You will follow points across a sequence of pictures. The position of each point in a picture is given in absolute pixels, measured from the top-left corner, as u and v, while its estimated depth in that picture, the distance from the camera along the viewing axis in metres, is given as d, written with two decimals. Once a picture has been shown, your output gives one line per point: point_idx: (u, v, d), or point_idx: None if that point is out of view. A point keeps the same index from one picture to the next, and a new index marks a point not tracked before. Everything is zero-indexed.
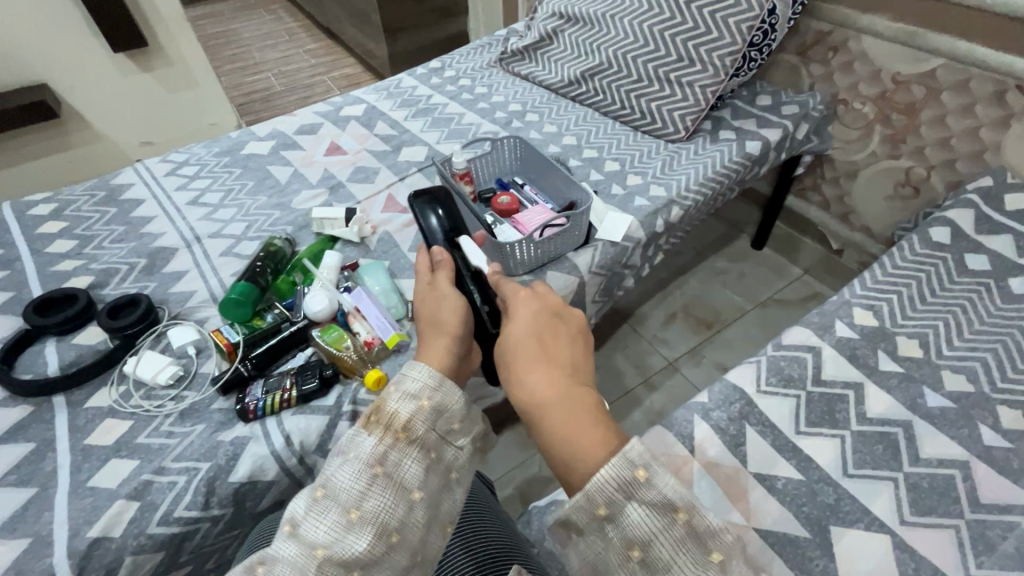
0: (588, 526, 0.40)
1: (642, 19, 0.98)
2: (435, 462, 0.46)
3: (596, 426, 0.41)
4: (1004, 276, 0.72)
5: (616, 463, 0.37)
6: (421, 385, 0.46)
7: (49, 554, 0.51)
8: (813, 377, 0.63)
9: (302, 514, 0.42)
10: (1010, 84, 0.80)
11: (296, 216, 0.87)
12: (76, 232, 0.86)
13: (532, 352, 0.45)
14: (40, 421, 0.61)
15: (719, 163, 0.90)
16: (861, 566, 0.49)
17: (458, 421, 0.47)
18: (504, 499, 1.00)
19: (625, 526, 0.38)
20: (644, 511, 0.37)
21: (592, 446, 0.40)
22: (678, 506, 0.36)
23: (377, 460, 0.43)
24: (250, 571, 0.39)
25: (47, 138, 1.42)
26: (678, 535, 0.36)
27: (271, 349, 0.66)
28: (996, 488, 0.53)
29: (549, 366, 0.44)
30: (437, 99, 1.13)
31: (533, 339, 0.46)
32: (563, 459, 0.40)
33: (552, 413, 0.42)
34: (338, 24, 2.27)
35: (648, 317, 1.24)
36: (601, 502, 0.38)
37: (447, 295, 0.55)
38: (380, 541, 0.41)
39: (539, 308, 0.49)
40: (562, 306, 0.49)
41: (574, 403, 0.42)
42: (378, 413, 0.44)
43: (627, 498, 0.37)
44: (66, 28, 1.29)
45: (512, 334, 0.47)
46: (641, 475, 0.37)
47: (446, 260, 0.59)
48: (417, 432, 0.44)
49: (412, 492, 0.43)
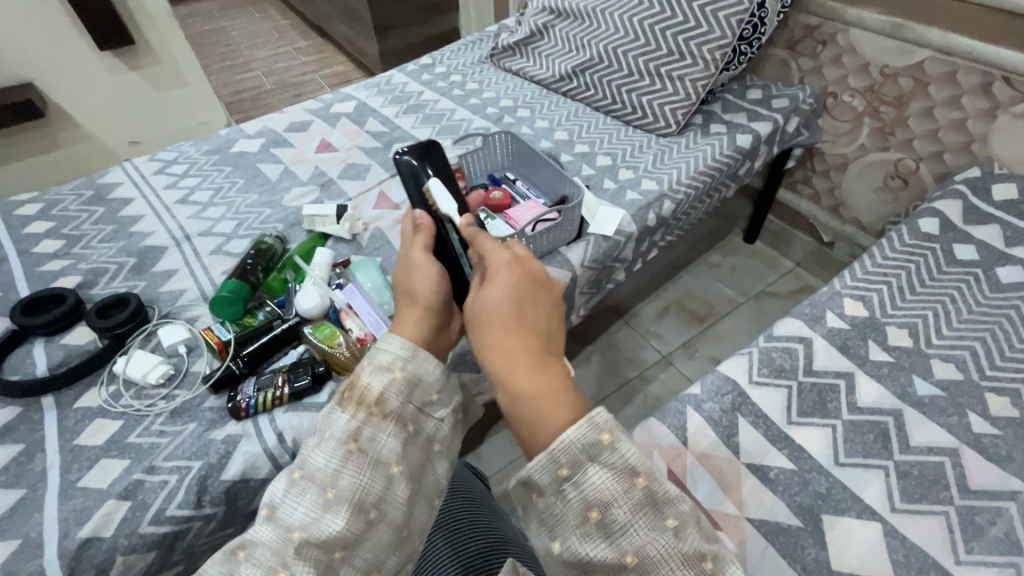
0: (547, 488, 0.37)
1: (633, 14, 0.97)
2: (414, 435, 0.46)
3: (565, 393, 0.39)
4: (992, 265, 0.73)
5: (584, 427, 0.36)
6: (393, 356, 0.47)
7: (38, 555, 0.50)
8: (805, 368, 0.63)
9: (280, 497, 0.42)
10: (997, 75, 0.80)
11: (287, 214, 0.87)
12: (64, 232, 0.85)
13: (508, 315, 0.43)
14: (27, 423, 0.61)
15: (711, 157, 0.90)
16: (851, 554, 0.50)
17: (435, 392, 0.48)
18: (500, 494, 1.00)
19: (584, 488, 0.36)
20: (605, 474, 0.36)
21: (560, 412, 0.38)
22: (639, 471, 0.36)
23: (351, 436, 0.43)
24: (231, 555, 0.40)
25: (30, 136, 1.39)
26: (638, 500, 0.35)
27: (262, 347, 0.66)
28: (984, 474, 0.54)
29: (523, 332, 0.42)
30: (428, 96, 1.12)
31: (511, 305, 0.43)
32: (528, 422, 0.39)
33: (524, 375, 0.40)
34: (327, 22, 2.27)
35: (641, 312, 1.24)
36: (565, 462, 0.36)
37: (420, 263, 0.53)
38: (358, 518, 0.41)
39: (519, 273, 0.46)
40: (543, 274, 0.47)
41: (546, 371, 0.40)
42: (350, 389, 0.46)
43: (590, 459, 0.36)
44: (49, 24, 1.27)
45: (488, 294, 0.44)
46: (606, 437, 0.36)
47: (427, 222, 0.55)
48: (391, 405, 0.45)
49: (390, 466, 0.43)
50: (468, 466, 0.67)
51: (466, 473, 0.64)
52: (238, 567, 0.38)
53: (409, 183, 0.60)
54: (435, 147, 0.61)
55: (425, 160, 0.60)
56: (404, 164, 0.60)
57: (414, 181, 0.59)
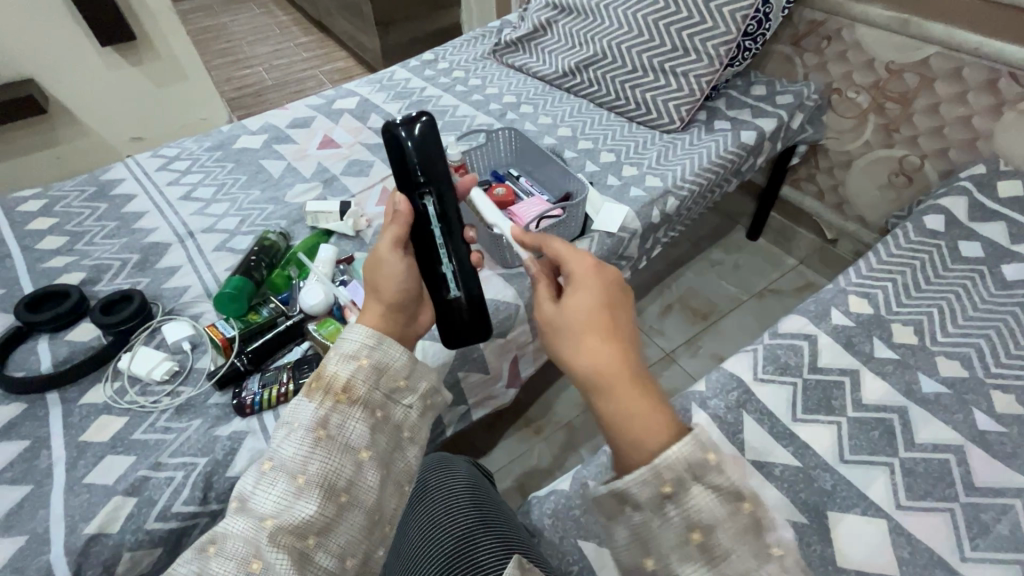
0: (646, 502, 0.36)
1: (636, 9, 0.97)
2: (381, 422, 0.49)
3: (662, 406, 0.39)
4: (997, 263, 0.72)
5: (689, 443, 0.36)
6: (358, 346, 0.50)
7: (45, 551, 0.51)
8: (809, 365, 0.63)
9: (250, 488, 0.45)
10: (1002, 71, 0.80)
11: (291, 210, 0.87)
12: (67, 228, 0.85)
13: (600, 325, 0.43)
14: (33, 419, 0.61)
15: (714, 154, 0.90)
16: (856, 549, 0.50)
17: (403, 378, 0.51)
18: (503, 491, 1.00)
19: (688, 509, 0.35)
20: (710, 495, 0.35)
21: (661, 427, 0.38)
22: (746, 496, 0.36)
23: (319, 424, 0.47)
24: (201, 551, 0.42)
25: (30, 132, 1.39)
26: (742, 525, 0.35)
27: (268, 343, 0.66)
28: (990, 472, 0.54)
29: (618, 343, 0.42)
30: (431, 91, 1.12)
31: (601, 316, 0.43)
32: (627, 437, 0.38)
33: (622, 386, 0.40)
34: (329, 17, 2.25)
35: (645, 309, 1.24)
36: (668, 479, 0.35)
37: (387, 261, 0.55)
38: (330, 502, 0.45)
39: (605, 286, 0.46)
40: (625, 287, 0.47)
41: (641, 383, 0.40)
42: (318, 378, 0.49)
43: (694, 478, 0.35)
44: (51, 19, 1.27)
45: (577, 302, 0.44)
46: (711, 457, 0.35)
47: (404, 213, 0.55)
48: (358, 392, 0.49)
49: (359, 451, 0.47)
50: (472, 462, 0.65)
51: (471, 471, 0.62)
52: (207, 562, 0.41)
53: (395, 158, 0.56)
54: (426, 119, 0.56)
55: (410, 136, 0.55)
56: (396, 141, 0.55)
57: (398, 156, 0.56)
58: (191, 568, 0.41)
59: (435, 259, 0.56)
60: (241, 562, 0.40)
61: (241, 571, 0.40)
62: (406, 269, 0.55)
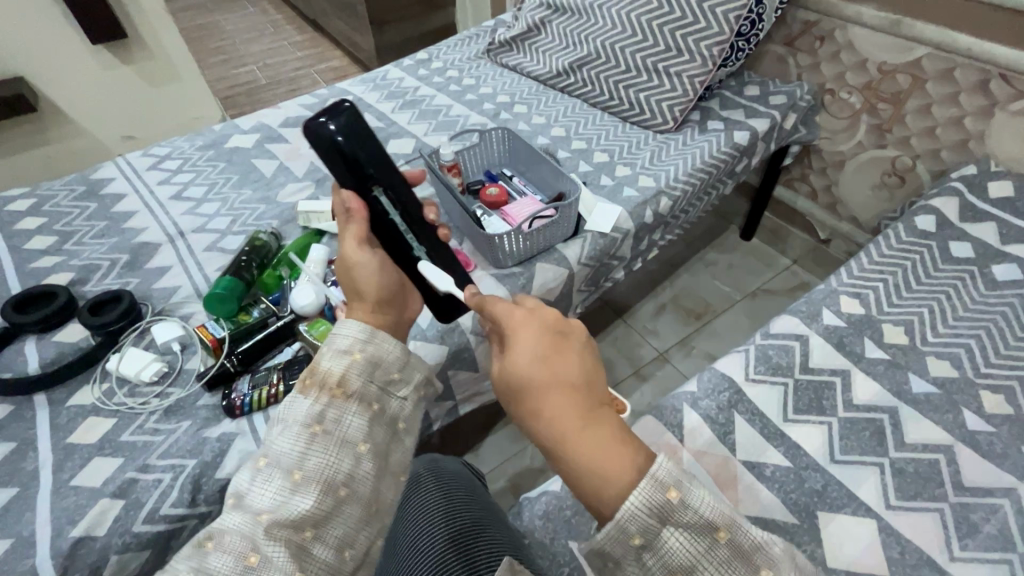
0: (625, 557, 0.37)
1: (630, 9, 0.97)
2: (379, 414, 0.49)
3: (620, 450, 0.38)
4: (987, 264, 0.73)
5: (648, 489, 0.35)
6: (351, 340, 0.50)
7: (30, 554, 0.50)
8: (801, 365, 0.63)
9: (246, 487, 0.45)
10: (994, 73, 0.80)
11: (282, 210, 0.86)
12: (56, 228, 0.85)
13: (540, 384, 0.40)
14: (19, 420, 0.60)
15: (708, 154, 0.90)
16: (847, 550, 0.50)
17: (397, 371, 0.52)
18: (496, 491, 1.00)
19: (663, 554, 0.36)
20: (683, 535, 0.36)
21: (622, 472, 0.37)
22: (719, 525, 0.35)
23: (314, 419, 0.46)
24: (200, 547, 0.40)
25: (20, 131, 1.38)
26: (724, 555, 0.36)
27: (258, 344, 0.66)
28: (979, 471, 0.54)
29: (562, 394, 0.39)
30: (424, 91, 1.11)
31: (540, 366, 0.40)
32: (592, 493, 0.37)
33: (575, 443, 0.38)
34: (324, 16, 2.25)
35: (639, 309, 1.24)
36: (635, 532, 0.36)
37: (356, 259, 0.54)
38: (328, 496, 0.44)
39: (538, 326, 0.43)
40: (562, 317, 0.44)
41: (595, 431, 0.38)
42: (312, 375, 0.48)
43: (662, 523, 0.36)
44: (42, 18, 1.26)
45: (514, 362, 0.41)
46: (673, 495, 0.35)
47: (357, 206, 0.56)
48: (352, 386, 0.48)
49: (357, 446, 0.47)
50: (462, 463, 0.65)
51: (466, 475, 0.62)
52: (208, 557, 0.39)
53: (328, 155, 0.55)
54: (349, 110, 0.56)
55: (339, 131, 0.54)
56: (326, 139, 0.54)
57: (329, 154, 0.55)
58: (188, 564, 0.39)
59: (407, 248, 0.58)
60: (239, 556, 0.39)
61: (240, 566, 0.38)
62: (380, 261, 0.55)
